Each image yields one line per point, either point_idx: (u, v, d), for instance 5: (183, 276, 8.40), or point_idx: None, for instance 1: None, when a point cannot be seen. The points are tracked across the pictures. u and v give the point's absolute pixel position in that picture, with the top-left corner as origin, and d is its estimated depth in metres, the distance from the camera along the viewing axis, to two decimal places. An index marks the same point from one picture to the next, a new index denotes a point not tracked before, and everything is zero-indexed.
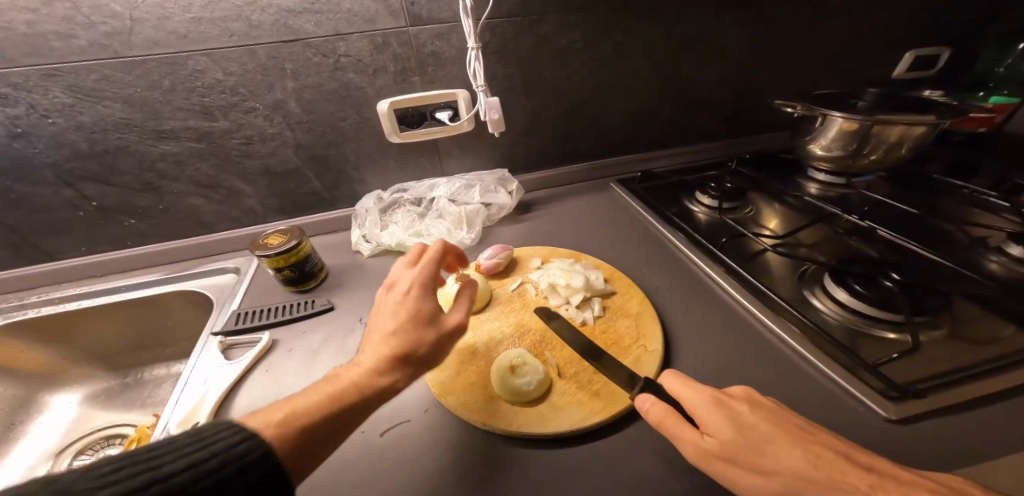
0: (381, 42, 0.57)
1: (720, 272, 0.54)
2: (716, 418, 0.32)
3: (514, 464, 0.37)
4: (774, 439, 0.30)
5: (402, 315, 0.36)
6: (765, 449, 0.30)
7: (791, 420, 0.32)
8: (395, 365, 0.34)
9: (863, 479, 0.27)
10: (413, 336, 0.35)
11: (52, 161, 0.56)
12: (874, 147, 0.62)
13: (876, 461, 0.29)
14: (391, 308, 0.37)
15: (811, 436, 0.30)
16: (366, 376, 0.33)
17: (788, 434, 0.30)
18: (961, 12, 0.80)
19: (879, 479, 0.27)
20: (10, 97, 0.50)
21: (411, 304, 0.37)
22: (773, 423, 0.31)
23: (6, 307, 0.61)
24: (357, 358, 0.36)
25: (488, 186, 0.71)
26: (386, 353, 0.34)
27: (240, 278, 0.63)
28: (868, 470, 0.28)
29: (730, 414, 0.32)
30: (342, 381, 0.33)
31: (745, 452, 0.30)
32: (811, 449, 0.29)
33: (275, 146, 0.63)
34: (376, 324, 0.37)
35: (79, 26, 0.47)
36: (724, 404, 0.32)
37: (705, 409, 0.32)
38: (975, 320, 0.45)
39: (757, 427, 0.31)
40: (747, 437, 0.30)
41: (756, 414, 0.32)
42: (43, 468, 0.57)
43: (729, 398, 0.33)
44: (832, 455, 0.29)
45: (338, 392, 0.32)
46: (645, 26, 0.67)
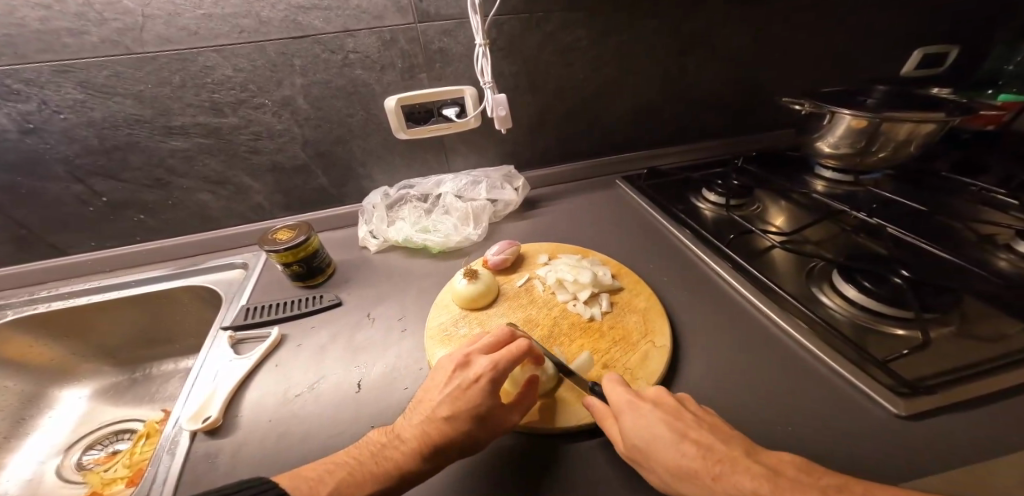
0: (389, 39, 0.57)
1: (727, 269, 0.55)
2: (625, 419, 0.35)
3: (524, 457, 0.38)
4: (653, 438, 0.33)
5: (460, 407, 0.36)
6: (645, 447, 0.33)
7: (682, 417, 0.34)
8: (433, 458, 0.34)
9: (706, 471, 0.31)
10: (458, 425, 0.36)
11: (63, 157, 0.56)
12: (883, 144, 0.62)
13: (730, 452, 0.31)
14: (456, 392, 0.38)
15: (689, 432, 0.33)
16: (406, 460, 0.34)
17: (667, 431, 0.33)
18: (970, 9, 0.79)
19: (721, 473, 0.30)
20: (22, 93, 0.50)
21: (474, 399, 0.37)
22: (659, 421, 0.34)
23: (17, 302, 0.62)
24: (398, 430, 0.37)
25: (494, 182, 0.71)
26: (426, 440, 0.35)
27: (248, 273, 0.63)
28: (715, 464, 0.31)
29: (630, 415, 0.35)
30: (386, 459, 0.34)
31: (635, 452, 0.34)
32: (681, 446, 0.32)
33: (284, 142, 0.63)
34: (436, 400, 0.38)
35: (92, 23, 0.48)
36: (631, 407, 0.36)
37: (616, 411, 0.36)
38: (985, 317, 0.45)
39: (646, 425, 0.34)
40: (636, 437, 0.34)
41: (654, 415, 0.35)
42: (53, 462, 0.57)
43: (640, 400, 0.36)
44: (695, 452, 0.32)
45: (378, 475, 0.33)
46: (652, 23, 0.67)
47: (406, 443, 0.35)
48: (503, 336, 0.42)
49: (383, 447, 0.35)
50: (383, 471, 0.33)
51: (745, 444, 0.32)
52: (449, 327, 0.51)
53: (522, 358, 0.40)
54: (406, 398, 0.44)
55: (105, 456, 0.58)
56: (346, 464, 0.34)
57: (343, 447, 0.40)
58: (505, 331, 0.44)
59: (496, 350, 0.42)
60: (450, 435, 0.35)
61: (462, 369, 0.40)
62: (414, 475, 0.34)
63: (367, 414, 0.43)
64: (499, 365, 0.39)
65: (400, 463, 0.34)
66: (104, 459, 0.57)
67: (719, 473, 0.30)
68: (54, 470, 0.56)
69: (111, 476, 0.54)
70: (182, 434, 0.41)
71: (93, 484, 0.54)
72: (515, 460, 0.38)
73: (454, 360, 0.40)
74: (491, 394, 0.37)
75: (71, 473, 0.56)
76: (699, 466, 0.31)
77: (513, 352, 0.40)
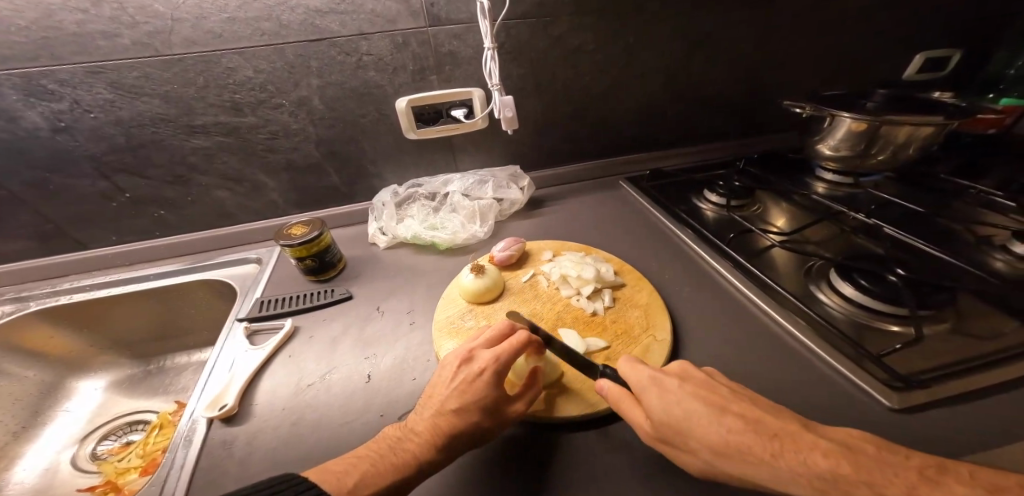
0: (402, 42, 0.59)
1: (727, 267, 0.56)
2: (655, 397, 0.35)
3: (531, 446, 0.39)
4: (696, 416, 0.33)
5: (467, 399, 0.38)
6: (689, 426, 0.33)
7: (718, 391, 0.35)
8: (444, 448, 0.36)
9: (763, 446, 0.30)
10: (463, 418, 0.37)
11: (91, 154, 0.59)
12: (882, 147, 0.63)
13: (782, 427, 0.32)
14: (462, 387, 0.39)
15: (728, 406, 0.34)
16: (422, 452, 0.35)
17: (711, 410, 0.33)
18: (971, 14, 0.81)
19: (779, 447, 0.30)
20: (56, 93, 0.53)
21: (479, 392, 0.38)
22: (697, 398, 0.34)
23: (41, 294, 0.64)
24: (408, 424, 0.38)
25: (500, 182, 0.73)
26: (439, 432, 0.37)
27: (262, 268, 0.65)
28: (769, 437, 0.31)
29: (663, 392, 0.35)
30: (404, 451, 0.35)
31: (677, 432, 0.34)
32: (725, 420, 0.32)
33: (299, 141, 0.65)
34: (443, 394, 0.39)
35: (124, 26, 0.50)
36: (658, 384, 0.36)
37: (646, 391, 0.36)
38: (979, 316, 0.46)
39: (684, 403, 0.34)
40: (677, 416, 0.34)
41: (683, 390, 0.35)
42: (68, 452, 0.59)
43: (664, 376, 0.37)
44: (741, 425, 0.32)
45: (397, 465, 0.34)
46: (657, 27, 0.68)
47: (420, 435, 0.37)
48: (504, 329, 0.44)
49: (398, 440, 0.37)
50: (399, 462, 0.34)
51: (796, 420, 0.33)
52: (456, 320, 0.52)
53: (522, 350, 0.41)
54: (414, 388, 0.46)
55: (119, 446, 0.60)
56: (366, 457, 0.35)
57: (354, 435, 0.41)
58: (507, 325, 0.45)
59: (498, 343, 0.43)
60: (460, 427, 0.37)
61: (467, 365, 0.41)
62: (429, 466, 0.35)
63: (377, 402, 0.44)
64: (502, 359, 0.40)
65: (416, 455, 0.35)
66: (118, 449, 0.59)
67: (780, 447, 0.30)
68: (69, 460, 0.58)
69: (125, 465, 0.56)
70: (199, 422, 0.43)
71: (107, 473, 0.56)
72: (522, 447, 0.39)
73: (458, 357, 0.41)
74: (496, 386, 0.39)
75: (86, 462, 0.58)
76: (754, 442, 0.31)
77: (514, 344, 0.41)
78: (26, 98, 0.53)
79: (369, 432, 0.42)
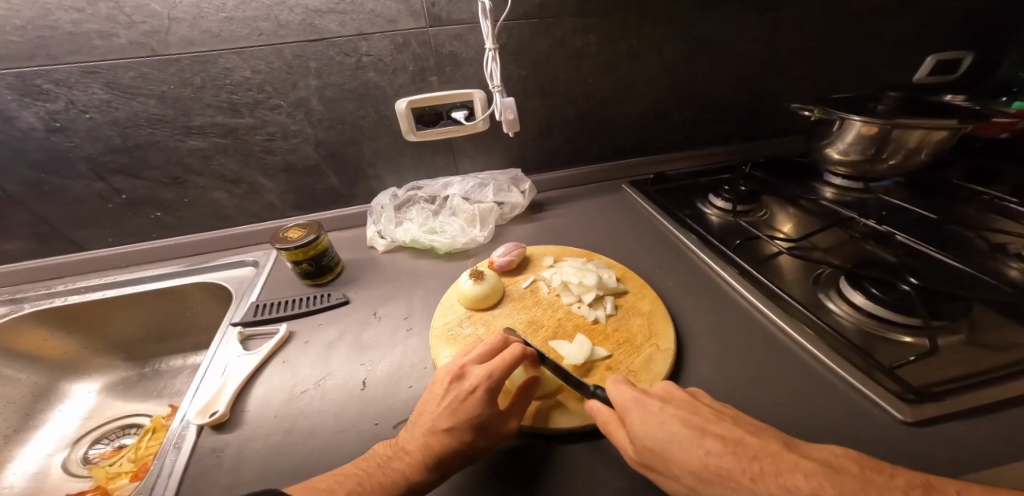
0: (401, 42, 0.59)
1: (733, 274, 0.54)
2: (635, 417, 0.34)
3: (527, 459, 0.38)
4: (677, 439, 0.32)
5: (459, 418, 0.36)
6: (671, 450, 0.32)
7: (700, 412, 0.34)
8: (436, 467, 0.35)
9: (743, 472, 0.29)
10: (454, 439, 0.36)
11: (88, 155, 0.58)
12: (893, 152, 0.62)
13: (761, 446, 0.30)
14: (451, 406, 0.37)
15: (708, 427, 0.32)
16: (413, 472, 0.34)
17: (693, 432, 0.32)
18: (985, 15, 0.79)
19: (759, 470, 0.28)
20: (51, 93, 0.52)
21: (471, 410, 0.37)
22: (677, 420, 0.33)
23: (35, 296, 0.63)
24: (398, 442, 0.37)
25: (501, 185, 0.72)
26: (430, 451, 0.35)
27: (259, 271, 0.64)
28: (749, 459, 0.29)
29: (642, 414, 0.34)
30: (392, 470, 0.34)
31: (657, 455, 0.32)
32: (704, 443, 0.31)
33: (297, 142, 0.64)
34: (434, 412, 0.38)
35: (121, 25, 0.50)
36: (640, 405, 0.35)
37: (629, 414, 0.35)
38: (994, 326, 0.45)
39: (663, 426, 0.33)
40: (654, 439, 0.32)
41: (663, 412, 0.34)
42: (60, 456, 0.58)
43: (647, 398, 0.36)
44: (719, 446, 0.31)
45: (385, 485, 0.33)
46: (662, 27, 0.67)
47: (411, 454, 0.35)
48: (498, 343, 0.42)
49: (388, 459, 0.35)
50: (386, 482, 0.33)
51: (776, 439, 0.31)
52: (454, 327, 0.51)
53: (516, 364, 0.40)
54: (410, 396, 0.45)
55: (111, 450, 0.59)
56: (354, 475, 0.34)
57: (346, 445, 0.40)
58: (500, 340, 0.43)
59: (490, 358, 0.42)
60: (452, 446, 0.35)
61: (458, 381, 0.39)
62: (420, 485, 0.34)
63: (371, 411, 0.43)
64: (495, 374, 0.39)
65: (407, 474, 0.34)
66: (110, 453, 0.58)
67: (756, 471, 0.29)
68: (61, 463, 0.57)
69: (116, 470, 0.55)
70: (189, 429, 0.42)
71: (97, 479, 0.55)
72: (519, 461, 0.38)
73: (450, 372, 0.40)
74: (488, 402, 0.37)
75: (76, 466, 0.57)
76: (732, 464, 0.29)
77: (506, 358, 0.40)
78: (21, 98, 0.52)
79: (359, 441, 0.41)
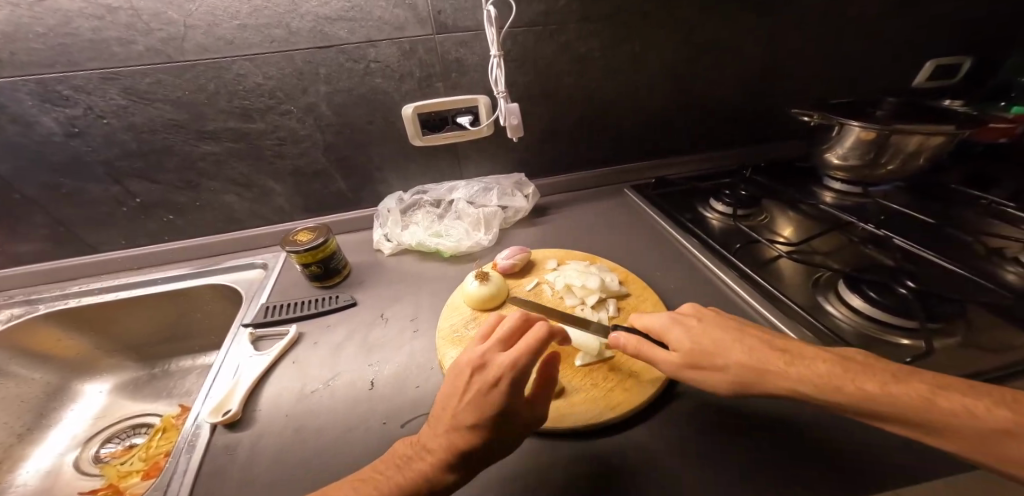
0: (409, 49, 0.60)
1: (734, 277, 0.55)
2: (678, 331, 0.39)
3: (535, 455, 0.39)
4: (721, 341, 0.37)
5: (482, 413, 0.35)
6: (716, 351, 0.36)
7: (730, 323, 0.39)
8: (459, 466, 0.34)
9: (780, 360, 0.34)
10: (477, 436, 0.35)
11: (104, 159, 0.60)
12: (892, 156, 0.63)
13: (791, 343, 0.36)
14: (473, 399, 0.36)
15: (746, 332, 0.38)
16: (436, 472, 0.34)
17: (733, 337, 0.37)
18: (983, 21, 0.80)
19: (792, 358, 0.34)
20: (71, 99, 0.54)
21: (494, 403, 0.36)
22: (718, 330, 0.38)
23: (50, 297, 0.65)
24: (420, 440, 0.37)
25: (505, 189, 0.74)
26: (452, 450, 0.35)
27: (268, 273, 0.65)
28: (781, 352, 0.35)
29: (683, 329, 0.39)
30: (414, 472, 0.34)
31: (704, 355, 0.37)
32: (747, 343, 0.36)
33: (306, 146, 0.66)
34: (457, 407, 0.37)
35: (139, 33, 0.51)
36: (679, 322, 0.40)
37: (670, 332, 0.40)
38: (991, 329, 0.45)
39: (705, 335, 0.38)
40: (705, 344, 0.37)
41: (700, 325, 0.39)
42: (71, 455, 0.59)
43: (683, 317, 0.41)
44: (761, 346, 0.36)
45: (406, 489, 0.33)
46: (665, 32, 0.68)
47: (432, 454, 0.35)
48: (517, 326, 0.41)
49: (410, 460, 0.35)
50: (406, 485, 0.33)
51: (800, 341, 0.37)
52: (459, 328, 0.52)
53: (540, 349, 0.38)
54: (418, 396, 0.45)
55: (121, 450, 0.60)
56: (376, 481, 0.34)
57: (354, 443, 0.41)
58: (523, 322, 0.42)
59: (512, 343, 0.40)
60: (474, 442, 0.35)
61: (480, 371, 0.38)
62: (444, 485, 0.34)
63: (379, 410, 0.44)
64: (517, 364, 0.37)
65: (429, 475, 0.34)
66: (121, 453, 0.59)
67: (789, 361, 0.34)
68: (73, 462, 0.58)
69: (128, 469, 0.56)
70: (203, 427, 0.43)
71: (109, 477, 0.56)
72: (527, 458, 0.38)
73: (472, 362, 0.39)
74: (510, 394, 0.36)
75: (88, 466, 0.58)
76: (771, 356, 0.35)
77: (531, 343, 0.38)
78: (41, 104, 0.54)
79: (368, 439, 0.41)
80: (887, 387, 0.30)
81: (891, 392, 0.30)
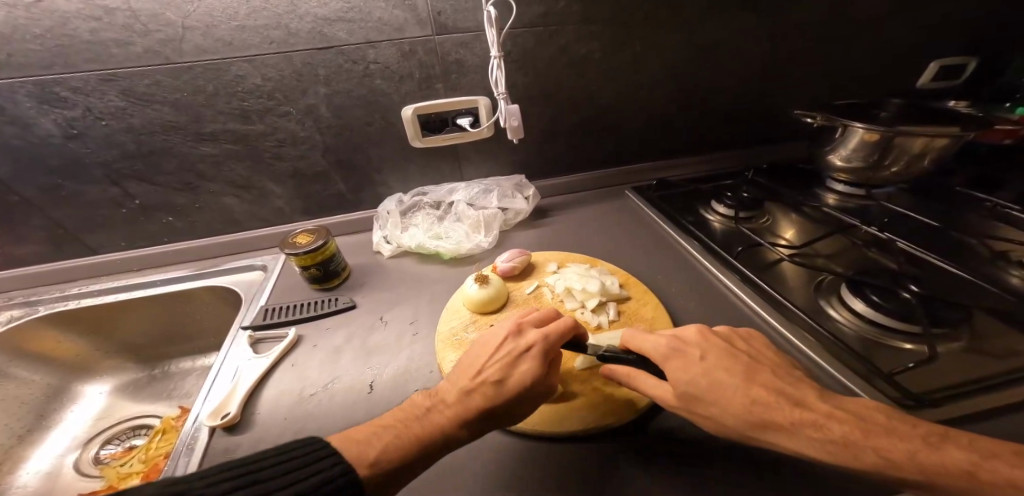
0: (408, 50, 0.60)
1: (736, 280, 0.55)
2: (675, 366, 0.37)
3: (532, 459, 0.38)
4: (721, 385, 0.35)
5: (510, 374, 0.37)
6: (713, 394, 0.34)
7: (738, 361, 0.36)
8: (476, 424, 0.36)
9: (784, 415, 0.32)
10: (500, 395, 0.36)
11: (102, 161, 0.60)
12: (897, 158, 0.62)
13: (798, 393, 0.34)
14: (504, 359, 0.39)
15: (752, 376, 0.35)
16: (455, 424, 0.35)
17: (737, 380, 0.35)
18: (989, 20, 0.79)
19: (801, 416, 0.32)
20: (69, 100, 0.54)
21: (523, 367, 0.38)
22: (722, 370, 0.36)
23: (50, 298, 0.65)
24: (438, 396, 0.38)
25: (505, 192, 0.73)
26: (472, 407, 0.36)
27: (267, 275, 0.65)
28: (791, 405, 0.33)
29: (682, 363, 0.37)
30: (434, 421, 0.35)
31: (698, 399, 0.35)
32: (751, 391, 0.34)
33: (305, 148, 0.65)
34: (484, 367, 0.38)
35: (136, 34, 0.51)
36: (678, 355, 0.38)
37: (669, 361, 0.38)
38: (996, 335, 0.45)
39: (704, 374, 0.36)
40: (701, 385, 0.35)
41: (700, 362, 0.36)
42: (72, 456, 0.59)
43: (686, 348, 0.38)
44: (769, 396, 0.33)
45: (425, 436, 0.34)
46: (666, 33, 0.68)
47: (452, 407, 0.36)
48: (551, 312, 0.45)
49: (428, 410, 0.37)
50: (427, 432, 0.34)
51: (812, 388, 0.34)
52: (459, 332, 0.52)
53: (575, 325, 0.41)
54: None
55: (122, 451, 0.60)
56: (393, 428, 0.35)
57: None
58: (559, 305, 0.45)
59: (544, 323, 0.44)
60: (496, 402, 0.36)
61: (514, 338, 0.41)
62: (457, 439, 0.35)
63: (377, 414, 0.44)
64: (552, 335, 0.40)
65: (448, 427, 0.35)
66: (121, 454, 0.59)
67: (801, 418, 0.32)
68: (73, 463, 0.58)
69: (128, 470, 0.56)
70: (202, 429, 0.43)
71: (110, 479, 0.56)
72: (526, 462, 0.38)
73: (508, 329, 0.41)
74: (541, 362, 0.38)
75: (89, 466, 0.58)
76: (778, 410, 0.32)
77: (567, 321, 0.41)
78: (39, 105, 0.53)
79: None
80: (917, 456, 0.28)
81: (922, 460, 0.28)
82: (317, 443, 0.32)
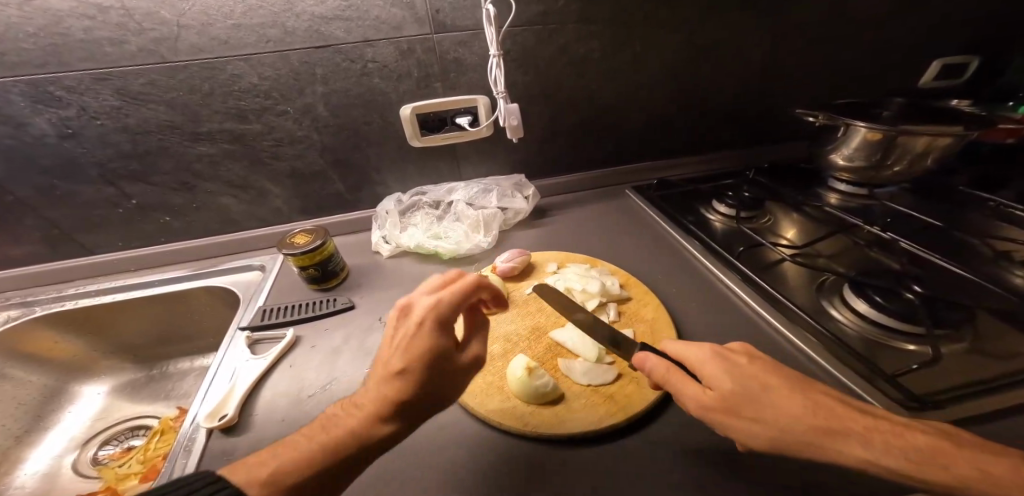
0: (406, 49, 0.59)
1: (737, 280, 0.55)
2: (719, 370, 0.32)
3: (533, 463, 0.38)
4: (775, 391, 0.30)
5: (411, 358, 0.33)
6: (768, 399, 0.30)
7: (789, 372, 0.32)
8: (392, 418, 0.32)
9: (855, 421, 0.28)
10: (410, 382, 0.33)
11: (98, 161, 0.59)
12: (899, 157, 0.61)
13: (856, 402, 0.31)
14: (404, 342, 0.34)
15: (809, 387, 0.31)
16: (365, 425, 0.32)
17: (791, 388, 0.30)
18: (992, 18, 0.79)
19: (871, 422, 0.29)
20: (63, 99, 0.53)
21: (420, 346, 0.34)
22: (776, 378, 0.31)
23: (46, 299, 0.64)
24: (353, 399, 0.35)
25: (505, 191, 0.73)
26: (383, 400, 0.33)
27: (266, 275, 0.65)
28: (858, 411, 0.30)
29: (728, 366, 0.32)
30: (341, 427, 0.32)
31: (751, 403, 0.30)
32: (810, 398, 0.30)
33: (303, 147, 0.65)
34: (389, 354, 0.35)
35: (131, 33, 0.51)
36: (725, 358, 0.33)
37: (711, 364, 0.33)
38: (999, 336, 0.44)
39: (755, 377, 0.31)
40: (756, 390, 0.30)
41: (750, 366, 0.32)
42: (70, 457, 0.59)
43: (732, 353, 0.33)
44: (827, 402, 0.30)
45: (331, 444, 0.31)
46: (666, 32, 0.67)
47: (361, 409, 0.33)
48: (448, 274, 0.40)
49: (338, 418, 0.33)
50: (334, 442, 0.31)
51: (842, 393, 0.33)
52: None
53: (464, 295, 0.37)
54: None
55: (119, 452, 0.59)
56: (306, 441, 0.32)
57: None
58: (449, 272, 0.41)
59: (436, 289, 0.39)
60: (402, 394, 0.33)
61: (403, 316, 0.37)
62: (372, 441, 0.31)
63: None
64: (437, 302, 0.35)
65: (357, 430, 0.32)
66: (119, 455, 0.59)
67: (875, 425, 0.28)
68: (71, 464, 0.58)
69: (125, 471, 0.56)
70: (198, 431, 0.43)
71: (107, 480, 0.55)
72: (526, 464, 0.37)
73: (397, 306, 0.38)
74: (442, 338, 0.34)
75: (86, 467, 0.58)
76: (847, 416, 0.29)
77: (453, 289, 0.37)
78: (33, 105, 0.53)
79: None
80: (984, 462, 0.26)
81: (990, 468, 0.26)
82: (207, 475, 0.28)
